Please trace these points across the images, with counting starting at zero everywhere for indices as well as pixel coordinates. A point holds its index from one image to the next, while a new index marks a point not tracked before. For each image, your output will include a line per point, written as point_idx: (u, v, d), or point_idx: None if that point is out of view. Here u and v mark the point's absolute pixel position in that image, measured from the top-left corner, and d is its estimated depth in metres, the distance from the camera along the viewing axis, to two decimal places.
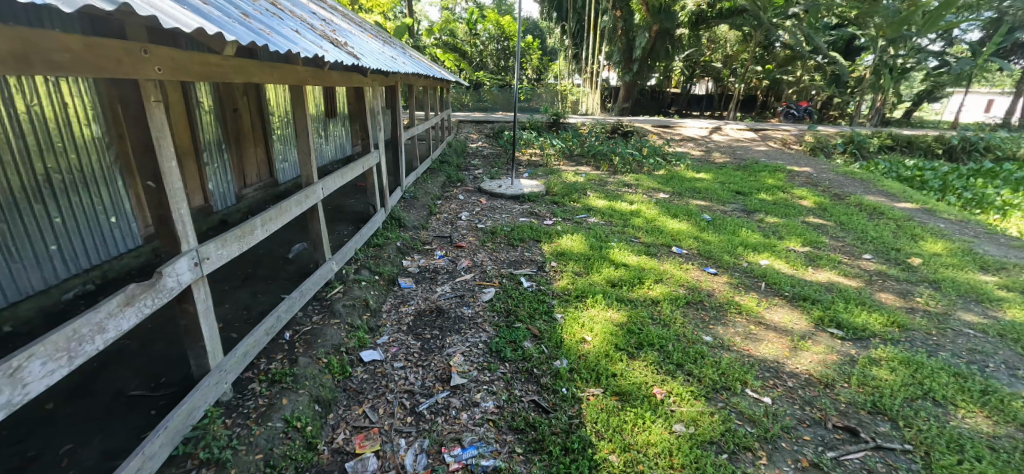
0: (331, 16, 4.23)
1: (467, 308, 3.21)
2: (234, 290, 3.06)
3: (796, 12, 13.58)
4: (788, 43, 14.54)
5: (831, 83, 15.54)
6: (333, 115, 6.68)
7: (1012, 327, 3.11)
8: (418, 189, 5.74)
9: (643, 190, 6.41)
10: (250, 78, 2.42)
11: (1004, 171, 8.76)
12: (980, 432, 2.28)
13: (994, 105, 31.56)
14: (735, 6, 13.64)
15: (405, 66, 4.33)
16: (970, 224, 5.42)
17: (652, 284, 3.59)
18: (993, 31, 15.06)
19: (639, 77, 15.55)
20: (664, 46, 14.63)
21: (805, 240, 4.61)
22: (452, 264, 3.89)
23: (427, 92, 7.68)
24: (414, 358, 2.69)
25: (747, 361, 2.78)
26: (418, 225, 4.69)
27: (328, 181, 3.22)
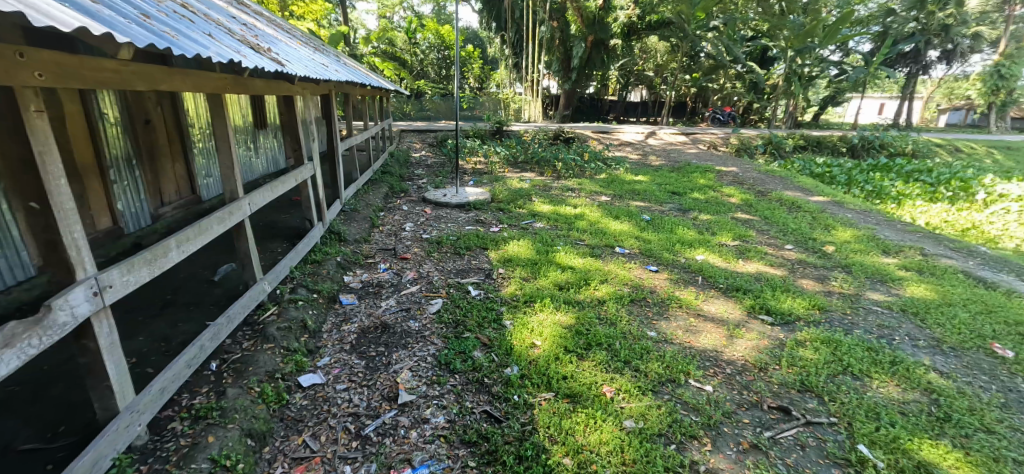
0: (254, 22, 4.11)
1: (414, 322, 3.20)
2: (150, 321, 2.88)
3: (716, 25, 14.83)
4: (711, 53, 15.56)
5: (750, 90, 16.72)
6: (262, 127, 6.45)
7: (912, 302, 3.51)
8: (359, 201, 5.64)
9: (586, 193, 6.65)
10: (157, 85, 2.32)
11: (896, 165, 9.82)
12: (892, 400, 2.55)
13: (887, 107, 35.07)
14: (662, 19, 14.52)
15: (338, 74, 4.25)
16: (872, 213, 6.03)
17: (597, 285, 3.75)
18: (882, 42, 16.92)
19: (578, 85, 16.28)
20: (599, 56, 15.32)
21: (735, 234, 4.96)
22: (396, 277, 3.87)
23: (364, 101, 7.56)
24: (359, 378, 2.67)
25: (689, 352, 2.96)
26: (360, 239, 4.62)
27: (256, 197, 3.12)
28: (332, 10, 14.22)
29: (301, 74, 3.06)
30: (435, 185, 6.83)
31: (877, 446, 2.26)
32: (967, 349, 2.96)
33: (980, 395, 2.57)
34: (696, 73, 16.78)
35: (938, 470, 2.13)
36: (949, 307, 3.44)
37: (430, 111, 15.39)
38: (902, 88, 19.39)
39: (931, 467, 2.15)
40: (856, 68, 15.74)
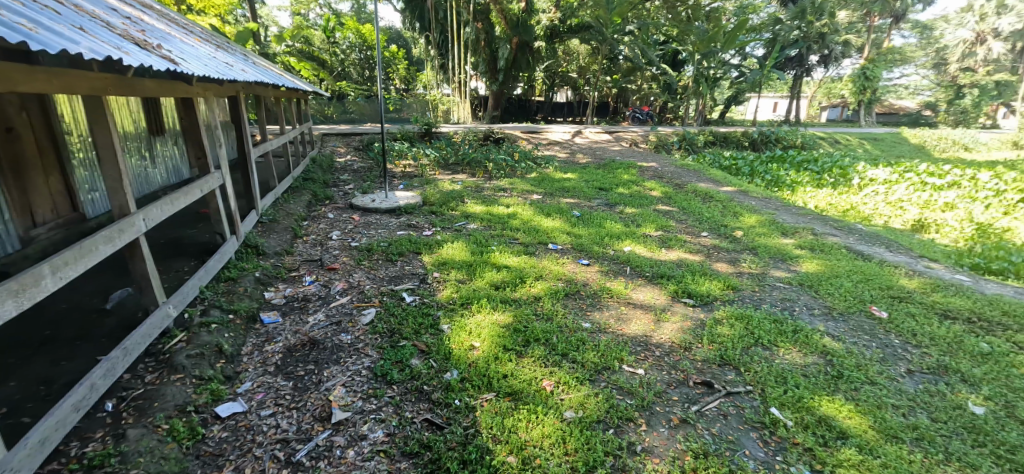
0: (144, 18, 3.84)
1: (346, 335, 3.14)
2: (24, 361, 2.61)
3: (631, 30, 15.55)
4: (628, 56, 16.36)
5: (665, 91, 17.79)
6: (159, 134, 6.00)
7: (808, 276, 3.96)
8: (279, 211, 5.41)
9: (518, 192, 6.80)
10: (17, 84, 2.13)
11: (790, 156, 10.89)
12: (795, 364, 2.89)
13: (780, 105, 38.72)
14: (582, 23, 15.09)
15: (245, 74, 4.07)
16: (771, 199, 6.69)
17: (533, 282, 3.89)
18: (774, 47, 18.62)
19: (505, 86, 16.57)
20: (524, 58, 15.62)
21: (657, 225, 5.30)
22: (324, 289, 3.78)
23: (280, 103, 7.24)
24: (287, 401, 2.57)
25: (621, 339, 3.17)
26: (280, 251, 4.43)
27: (151, 211, 2.93)
28: (240, 7, 13.36)
29: (198, 73, 2.91)
30: (362, 190, 6.68)
31: (786, 407, 2.56)
32: (852, 313, 3.40)
33: (865, 352, 2.97)
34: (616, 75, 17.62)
35: (835, 422, 2.45)
36: (836, 278, 3.92)
37: (354, 113, 15.01)
38: (792, 88, 21.44)
39: (830, 420, 2.46)
40: (754, 70, 17.21)
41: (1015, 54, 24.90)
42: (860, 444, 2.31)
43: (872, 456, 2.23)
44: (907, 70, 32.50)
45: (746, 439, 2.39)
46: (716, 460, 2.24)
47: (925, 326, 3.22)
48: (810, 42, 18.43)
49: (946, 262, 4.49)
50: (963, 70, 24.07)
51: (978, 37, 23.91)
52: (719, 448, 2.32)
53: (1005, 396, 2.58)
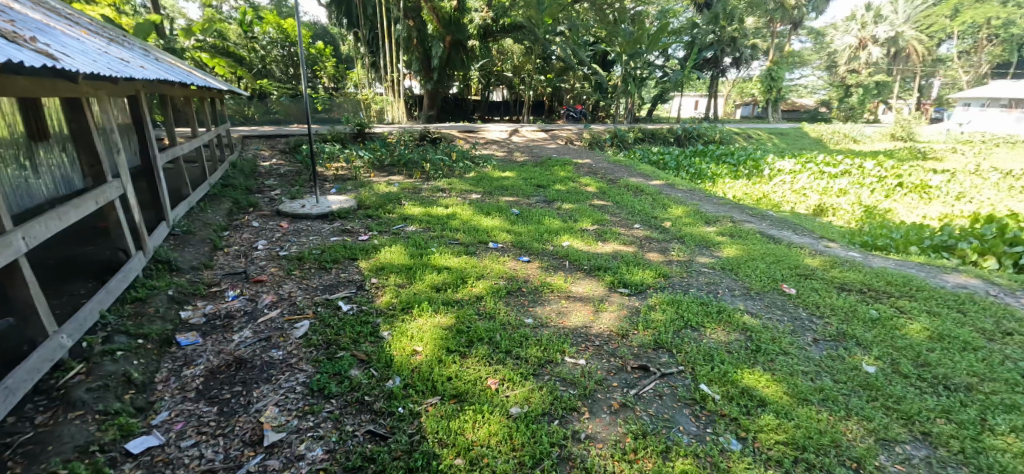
0: (20, 8, 3.45)
1: (277, 352, 3.01)
2: None
3: (562, 30, 16.03)
4: (561, 56, 16.81)
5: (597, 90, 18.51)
6: (41, 139, 5.40)
7: (729, 261, 4.29)
8: (194, 221, 5.02)
9: (456, 192, 6.82)
10: None
11: (710, 150, 11.68)
12: (720, 342, 3.14)
13: (700, 104, 41.27)
14: (515, 23, 15.41)
15: (145, 71, 3.77)
16: (695, 191, 7.16)
17: (475, 281, 3.93)
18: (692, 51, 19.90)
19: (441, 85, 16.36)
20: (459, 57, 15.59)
21: (593, 219, 5.52)
22: (251, 304, 3.58)
23: (191, 102, 6.73)
24: (211, 428, 2.42)
25: (563, 332, 3.30)
26: (199, 265, 4.13)
27: (33, 229, 2.62)
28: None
29: (84, 70, 2.67)
30: (291, 195, 6.36)
31: (713, 382, 2.78)
32: (766, 290, 3.74)
33: (778, 326, 3.28)
34: (550, 75, 18.26)
35: (756, 391, 2.69)
36: (753, 261, 4.28)
37: (278, 113, 14.35)
38: (710, 88, 22.99)
39: (752, 390, 2.70)
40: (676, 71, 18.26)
41: (891, 58, 28.21)
42: (776, 408, 2.56)
43: (787, 419, 2.48)
44: (805, 72, 35.91)
45: (680, 416, 2.57)
46: (654, 439, 2.40)
47: (826, 298, 3.60)
48: (724, 45, 20.03)
49: (841, 242, 5.04)
50: (850, 72, 26.98)
51: (863, 43, 26.82)
52: (656, 428, 2.49)
53: (891, 354, 2.95)
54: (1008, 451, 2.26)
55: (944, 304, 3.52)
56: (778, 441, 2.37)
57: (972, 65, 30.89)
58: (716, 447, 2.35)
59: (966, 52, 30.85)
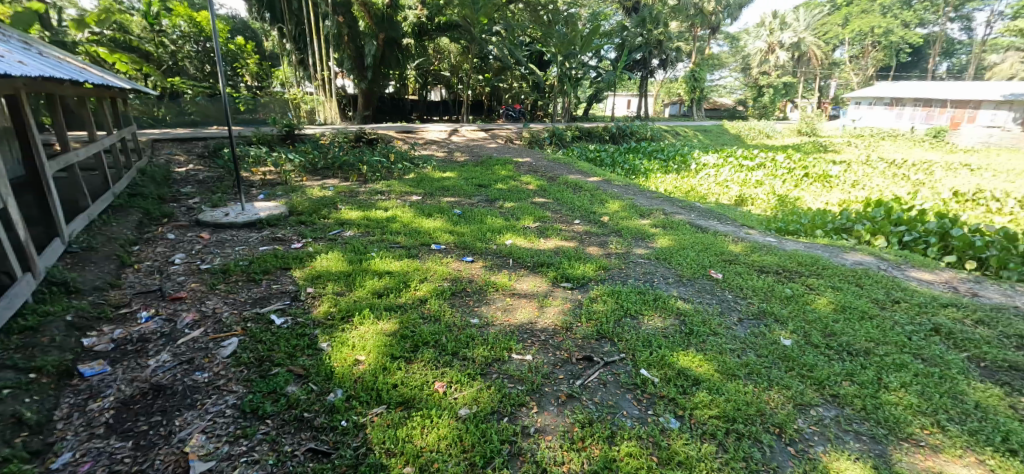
0: None
1: (201, 374, 2.84)
2: None
3: (498, 30, 15.81)
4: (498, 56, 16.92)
5: (533, 90, 18.96)
6: None
7: (663, 251, 4.55)
8: (97, 234, 4.56)
9: (396, 194, 6.71)
10: None
11: (643, 148, 12.25)
12: (657, 328, 3.33)
13: (632, 103, 43.13)
14: (449, 21, 15.15)
15: (27, 67, 3.37)
16: (630, 186, 7.50)
17: (418, 284, 3.89)
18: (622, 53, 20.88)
19: (375, 83, 15.88)
20: (393, 55, 15.59)
21: (534, 216, 5.65)
22: (168, 325, 3.30)
23: (87, 103, 6.10)
24: (126, 465, 2.24)
25: (509, 330, 3.36)
26: (105, 283, 3.76)
27: None
28: None
29: None
30: (213, 203, 5.91)
31: (652, 366, 2.95)
32: (697, 277, 4.01)
33: (708, 308, 3.54)
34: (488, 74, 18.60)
35: (690, 371, 2.88)
36: (684, 249, 4.57)
37: (194, 115, 13.34)
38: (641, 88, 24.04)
39: (687, 371, 2.90)
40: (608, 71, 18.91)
41: (796, 61, 31.00)
42: (709, 386, 2.76)
43: (718, 395, 2.68)
44: (723, 73, 38.57)
45: (623, 401, 2.72)
46: (600, 426, 2.51)
47: (749, 281, 3.92)
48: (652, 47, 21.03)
49: (760, 229, 5.49)
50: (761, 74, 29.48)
51: (772, 47, 29.15)
52: (601, 415, 2.61)
53: (804, 328, 3.27)
54: (900, 405, 2.59)
55: (844, 279, 3.95)
56: (711, 416, 2.56)
57: (862, 69, 34.48)
58: (657, 428, 2.50)
59: (856, 56, 34.40)
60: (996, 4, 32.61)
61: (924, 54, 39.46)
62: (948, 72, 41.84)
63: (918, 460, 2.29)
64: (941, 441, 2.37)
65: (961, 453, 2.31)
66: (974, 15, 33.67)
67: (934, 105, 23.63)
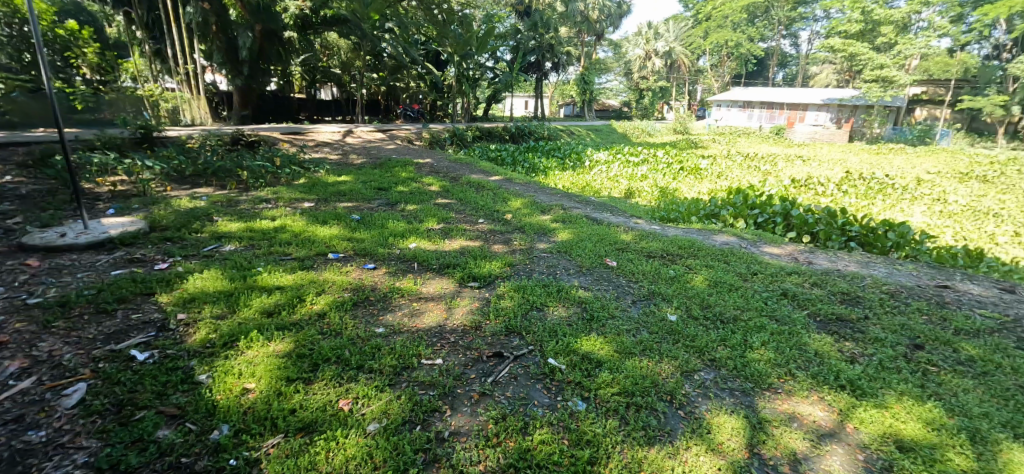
0: None
1: (37, 432, 2.31)
2: None
3: (391, 27, 15.40)
4: (393, 54, 16.39)
5: (432, 90, 18.84)
6: None
7: (563, 244, 4.80)
8: None
9: (284, 201, 6.11)
10: None
11: (540, 147, 12.90)
12: (561, 317, 3.51)
13: (529, 104, 45.44)
14: (336, 16, 14.11)
15: None
16: (531, 184, 7.88)
17: (315, 298, 3.61)
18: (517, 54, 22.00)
19: (253, 81, 14.45)
20: (273, 48, 14.08)
21: (438, 218, 5.59)
22: None
23: None
24: None
25: (417, 335, 3.27)
26: None
27: None
28: None
29: None
30: (42, 223, 4.84)
31: (558, 355, 3.08)
32: (594, 266, 4.31)
33: (605, 294, 3.83)
34: (383, 72, 17.96)
35: (593, 354, 3.08)
36: (582, 241, 4.87)
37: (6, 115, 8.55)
38: (536, 88, 25.31)
39: (590, 355, 3.09)
40: (504, 73, 19.86)
41: (667, 68, 35.19)
42: (610, 366, 2.98)
43: (618, 373, 2.91)
44: (605, 78, 42.42)
45: (534, 391, 2.80)
46: (513, 419, 2.56)
47: (638, 266, 4.31)
48: (544, 50, 22.81)
49: (645, 219, 6.09)
50: (642, 78, 34.40)
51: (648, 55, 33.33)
52: (513, 408, 2.66)
53: (685, 303, 3.70)
54: (762, 360, 3.06)
55: (715, 257, 4.56)
56: (613, 393, 2.76)
57: (720, 76, 39.66)
58: (566, 412, 2.62)
59: (715, 64, 39.38)
60: (814, 25, 39.44)
61: (764, 64, 46.67)
62: (783, 81, 49.55)
63: (777, 405, 2.71)
64: (793, 386, 2.84)
65: (808, 394, 2.79)
66: (799, 35, 40.43)
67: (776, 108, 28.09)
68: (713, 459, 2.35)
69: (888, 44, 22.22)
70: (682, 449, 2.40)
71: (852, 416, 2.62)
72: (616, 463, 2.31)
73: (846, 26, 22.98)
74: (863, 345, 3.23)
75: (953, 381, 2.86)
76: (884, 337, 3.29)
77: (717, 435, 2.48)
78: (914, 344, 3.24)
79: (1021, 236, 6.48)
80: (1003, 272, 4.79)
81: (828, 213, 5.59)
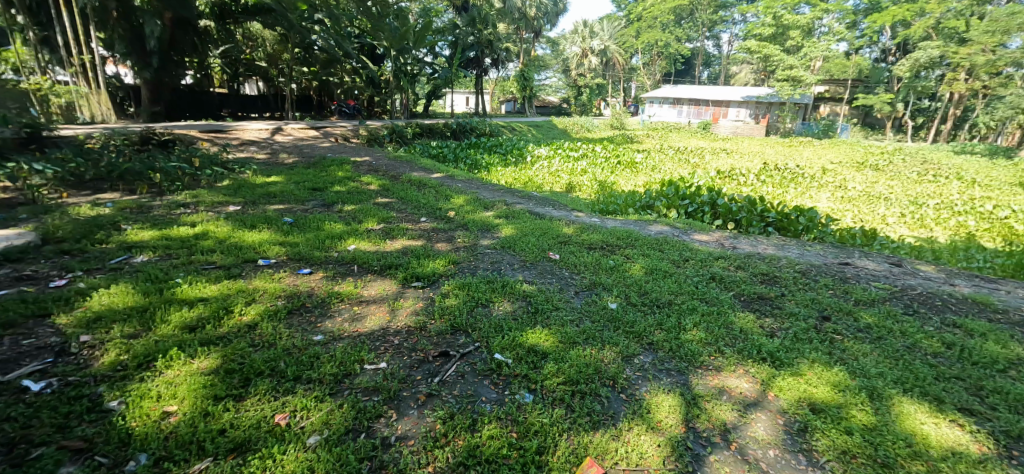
0: None
1: None
2: None
3: (320, 19, 14.59)
4: (323, 47, 15.53)
5: (369, 85, 18.17)
6: None
7: (507, 239, 4.84)
8: None
9: (207, 205, 5.63)
10: None
11: (483, 143, 12.90)
12: (507, 312, 3.53)
13: (470, 100, 45.35)
14: (261, 5, 13.11)
15: None
16: (474, 181, 7.86)
17: (243, 308, 3.36)
18: (455, 50, 21.76)
19: (163, 73, 13.34)
20: (186, 38, 13.15)
21: (378, 218, 5.41)
22: None
23: None
24: None
25: (358, 341, 3.13)
26: None
27: None
28: None
29: None
30: None
31: (505, 350, 3.08)
32: (538, 260, 4.38)
33: (549, 287, 3.90)
34: (314, 67, 17.09)
35: (538, 347, 3.11)
36: (526, 236, 4.92)
37: None
38: (477, 85, 25.22)
39: (535, 347, 3.12)
40: (443, 68, 19.54)
41: (602, 66, 36.51)
42: (555, 356, 3.03)
43: (563, 363, 2.96)
44: (541, 74, 43.26)
45: (482, 387, 2.78)
46: (461, 417, 2.52)
47: (579, 258, 4.44)
48: (482, 46, 22.35)
49: (584, 212, 6.30)
50: (579, 75, 35.19)
51: (584, 52, 34.47)
52: (461, 406, 2.62)
53: (624, 291, 3.86)
54: (695, 341, 3.26)
55: (650, 247, 4.79)
56: (559, 383, 2.80)
57: (651, 74, 41.59)
58: (514, 405, 2.63)
59: (646, 62, 41.13)
60: (733, 28, 42.24)
61: (690, 64, 49.52)
62: (707, 80, 52.55)
63: (709, 381, 2.90)
64: (721, 362, 3.05)
65: (734, 368, 3.01)
66: (720, 37, 43.15)
67: (703, 105, 30.64)
68: (653, 437, 2.47)
69: (796, 46, 24.61)
70: (625, 430, 2.50)
71: (772, 385, 2.85)
72: (562, 451, 2.36)
73: (761, 29, 25.45)
74: (781, 320, 3.54)
75: (855, 347, 3.21)
76: (798, 312, 3.63)
77: (656, 414, 2.60)
78: (822, 316, 3.62)
79: (907, 217, 7.39)
80: (892, 249, 5.45)
81: (749, 200, 6.09)
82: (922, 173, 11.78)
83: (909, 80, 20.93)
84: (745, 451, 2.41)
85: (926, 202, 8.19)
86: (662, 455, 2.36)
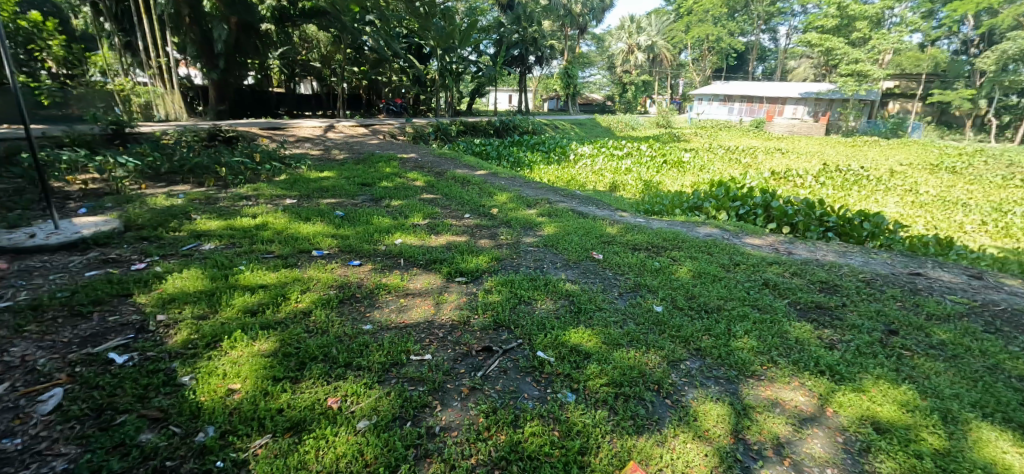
0: None
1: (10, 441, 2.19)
2: None
3: (371, 20, 14.97)
4: (373, 47, 15.95)
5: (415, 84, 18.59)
6: None
7: (551, 237, 4.84)
8: None
9: (266, 198, 5.94)
10: None
11: (526, 141, 12.92)
12: (549, 310, 3.53)
13: (514, 97, 45.61)
14: (317, 7, 13.62)
15: None
16: (517, 179, 7.89)
17: (299, 296, 3.52)
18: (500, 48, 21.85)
19: (229, 74, 14.08)
20: (250, 42, 13.66)
21: (424, 214, 5.52)
22: None
23: None
24: None
25: (405, 332, 3.22)
26: None
27: None
28: None
29: None
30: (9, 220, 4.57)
31: (548, 348, 3.08)
32: (582, 260, 4.34)
33: (592, 287, 3.87)
34: (364, 67, 17.63)
35: (582, 347, 3.10)
36: (569, 235, 4.90)
37: None
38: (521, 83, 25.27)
39: (578, 347, 3.10)
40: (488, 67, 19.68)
41: (650, 62, 35.78)
42: (598, 357, 3.00)
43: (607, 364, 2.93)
44: (587, 71, 42.84)
45: (525, 384, 2.79)
46: (504, 412, 2.54)
47: (623, 258, 4.38)
48: (527, 44, 22.39)
49: (629, 212, 6.20)
50: (625, 72, 34.65)
51: (631, 48, 33.90)
52: (504, 402, 2.64)
53: (671, 294, 3.78)
54: (746, 349, 3.14)
55: (698, 249, 4.66)
56: (602, 384, 2.78)
57: (700, 70, 40.39)
58: (557, 404, 2.63)
59: (697, 58, 39.93)
60: (791, 21, 40.32)
61: (743, 59, 47.71)
62: (761, 75, 50.37)
63: (761, 392, 2.79)
64: (775, 372, 2.94)
65: (789, 380, 2.88)
66: (778, 30, 41.23)
67: (756, 102, 29.50)
68: (700, 445, 2.41)
69: (862, 38, 23.22)
70: (671, 436, 2.45)
71: (831, 400, 2.72)
72: (605, 452, 2.34)
73: (823, 22, 24.16)
74: (841, 332, 3.36)
75: (925, 365, 3.01)
76: (860, 324, 3.43)
77: (704, 422, 2.53)
78: (888, 329, 3.41)
79: (988, 225, 6.82)
80: (972, 260, 5.04)
81: (807, 203, 5.81)
82: (1005, 178, 10.82)
83: (993, 75, 19.32)
84: (799, 467, 2.31)
85: (1011, 209, 7.53)
86: (709, 465, 2.30)
